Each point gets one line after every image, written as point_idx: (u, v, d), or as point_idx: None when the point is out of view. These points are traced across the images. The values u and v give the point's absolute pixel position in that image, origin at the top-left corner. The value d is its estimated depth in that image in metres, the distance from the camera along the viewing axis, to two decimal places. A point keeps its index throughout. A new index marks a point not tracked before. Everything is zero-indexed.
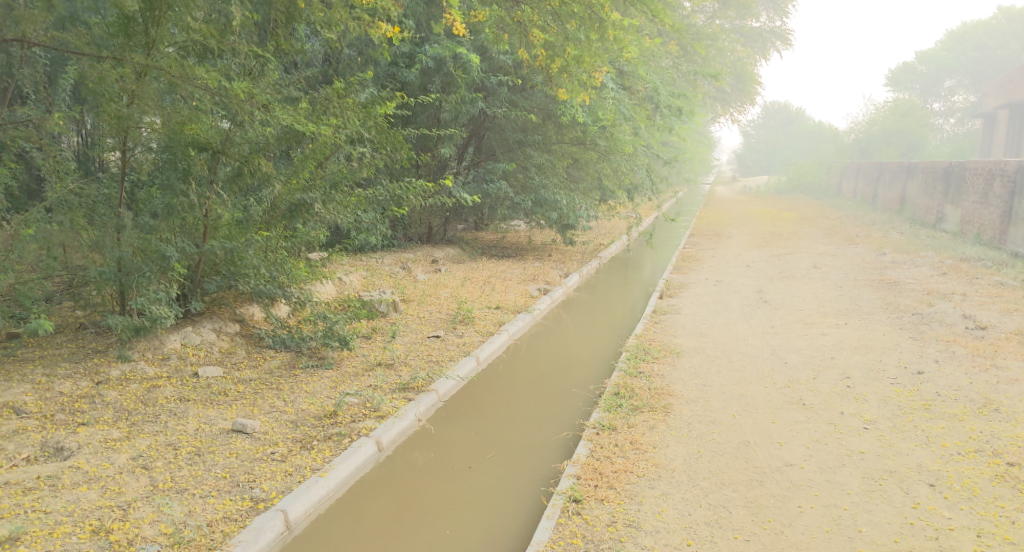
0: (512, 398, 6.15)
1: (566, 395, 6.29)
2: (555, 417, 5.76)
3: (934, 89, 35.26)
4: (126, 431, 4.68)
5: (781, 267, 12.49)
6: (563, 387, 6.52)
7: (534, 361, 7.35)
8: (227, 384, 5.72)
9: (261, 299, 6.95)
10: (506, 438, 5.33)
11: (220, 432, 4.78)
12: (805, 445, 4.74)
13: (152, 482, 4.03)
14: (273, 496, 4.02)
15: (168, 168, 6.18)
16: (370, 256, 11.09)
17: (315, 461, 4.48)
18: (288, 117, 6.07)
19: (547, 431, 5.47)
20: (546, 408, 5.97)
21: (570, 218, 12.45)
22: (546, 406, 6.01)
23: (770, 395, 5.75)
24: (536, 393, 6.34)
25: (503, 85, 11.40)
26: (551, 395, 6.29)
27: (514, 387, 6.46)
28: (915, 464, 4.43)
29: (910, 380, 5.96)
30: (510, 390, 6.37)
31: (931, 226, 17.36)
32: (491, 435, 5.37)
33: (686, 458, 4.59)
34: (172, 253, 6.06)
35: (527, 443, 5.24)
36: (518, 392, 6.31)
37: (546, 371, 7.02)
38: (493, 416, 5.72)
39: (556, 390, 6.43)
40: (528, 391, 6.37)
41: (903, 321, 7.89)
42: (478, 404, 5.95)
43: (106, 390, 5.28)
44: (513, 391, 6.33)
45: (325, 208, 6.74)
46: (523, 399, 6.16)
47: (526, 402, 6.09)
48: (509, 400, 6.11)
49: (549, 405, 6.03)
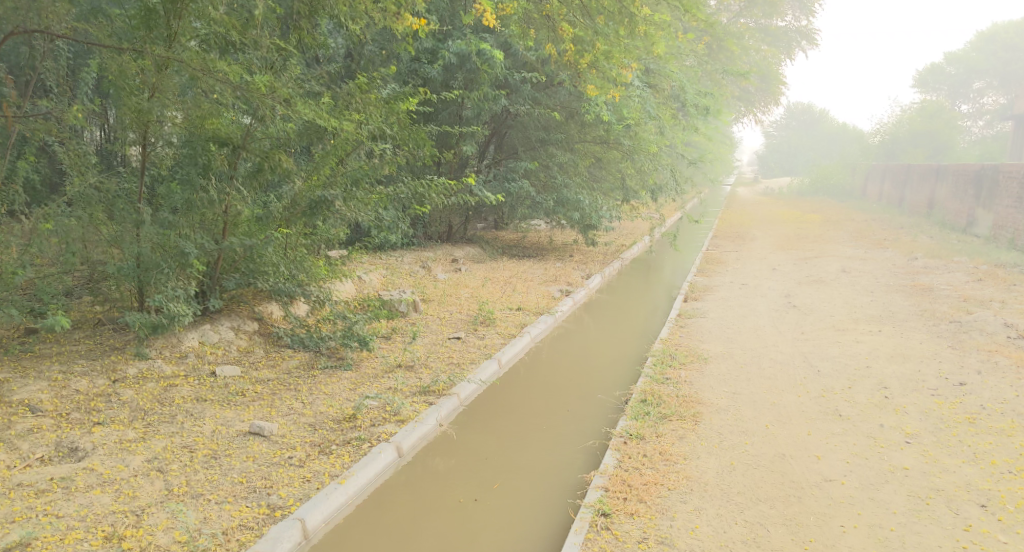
0: (533, 411, 5.81)
1: (589, 408, 5.92)
2: (579, 433, 5.39)
3: (962, 90, 34.51)
4: (142, 432, 4.57)
5: (809, 271, 12.20)
6: (586, 399, 6.15)
7: (555, 368, 7.05)
8: (245, 384, 5.61)
9: (280, 298, 6.83)
10: (527, 456, 4.98)
11: (237, 434, 4.66)
12: (845, 459, 4.52)
13: (167, 486, 3.91)
14: (291, 504, 3.88)
15: (188, 163, 6.08)
16: (390, 255, 10.98)
17: (334, 467, 4.33)
18: (311, 112, 5.89)
19: (570, 448, 5.11)
20: (569, 422, 5.60)
21: (593, 219, 12.27)
22: (569, 420, 5.64)
23: (804, 405, 5.53)
24: (558, 405, 5.97)
25: (527, 83, 11.23)
26: (574, 409, 5.91)
27: (534, 398, 6.10)
28: (964, 482, 4.20)
29: (953, 392, 5.70)
30: (530, 401, 6.02)
31: (961, 230, 16.93)
32: (510, 452, 5.03)
33: (719, 471, 4.39)
34: (191, 249, 5.89)
35: (549, 463, 4.88)
36: (538, 405, 5.96)
37: (568, 382, 6.65)
38: (514, 431, 5.38)
39: (579, 402, 6.07)
40: (550, 403, 6.01)
41: (941, 329, 7.61)
42: (497, 417, 5.62)
43: (122, 389, 5.18)
44: (534, 403, 5.98)
45: (345, 206, 6.67)
46: (545, 411, 5.81)
47: (547, 415, 5.73)
48: (529, 412, 5.77)
49: (572, 419, 5.67)
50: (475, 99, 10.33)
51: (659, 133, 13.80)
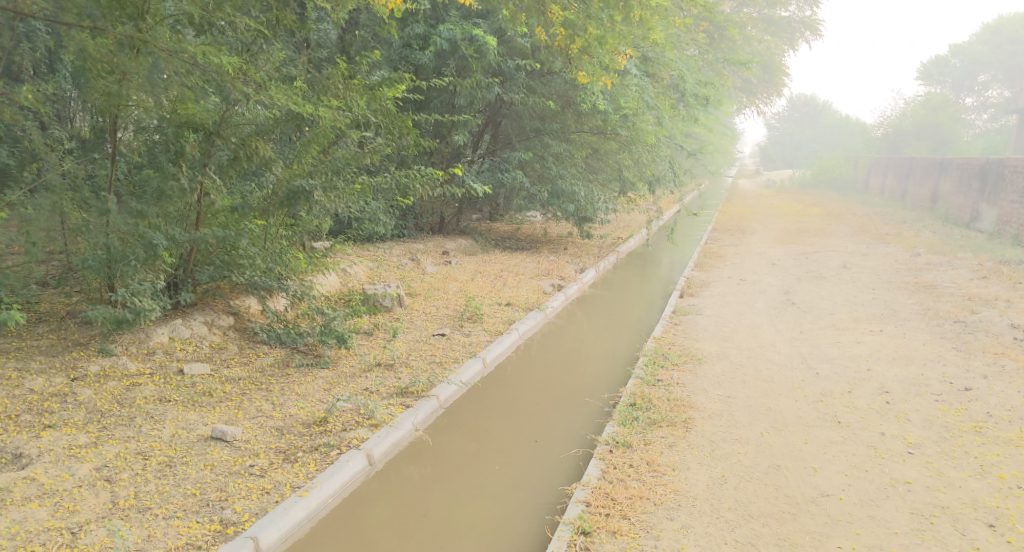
0: (494, 442, 5.02)
1: (559, 440, 5.10)
2: (539, 476, 4.57)
3: (967, 83, 33.94)
4: (95, 436, 4.29)
5: (809, 266, 11.91)
6: (558, 426, 5.35)
7: (530, 381, 6.35)
8: (214, 384, 5.31)
9: (256, 292, 6.49)
10: (473, 510, 4.17)
11: (198, 439, 4.38)
12: (843, 472, 4.24)
13: (112, 499, 3.66)
14: (245, 519, 3.62)
15: (160, 151, 5.79)
16: (379, 246, 10.69)
17: (297, 477, 4.06)
18: (285, 97, 5.64)
19: (527, 499, 4.29)
20: (532, 460, 4.78)
21: (588, 211, 11.98)
22: (532, 457, 4.82)
23: (801, 410, 5.26)
24: (525, 435, 5.16)
25: (522, 70, 10.86)
26: (543, 439, 5.11)
27: (499, 425, 5.31)
28: (970, 499, 3.92)
29: (958, 398, 5.43)
30: (493, 430, 5.22)
31: (965, 225, 16.60)
32: (457, 503, 4.23)
33: (709, 484, 4.11)
34: (160, 241, 5.57)
35: (498, 521, 4.06)
36: (501, 434, 5.16)
37: (541, 400, 5.87)
38: (468, 473, 4.58)
39: (549, 430, 5.28)
40: (516, 432, 5.22)
41: (945, 330, 7.34)
42: (453, 451, 4.84)
43: (80, 388, 4.88)
44: (497, 432, 5.19)
45: (325, 197, 6.33)
46: (507, 443, 5.01)
47: (508, 449, 4.93)
48: (490, 444, 4.98)
49: (536, 455, 4.86)
50: (467, 87, 9.98)
51: (657, 124, 13.47)
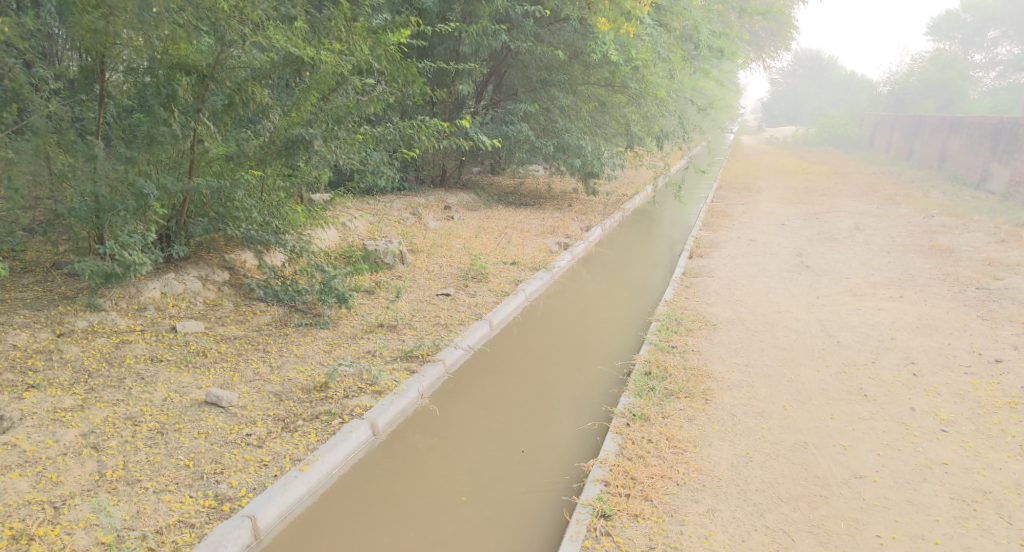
0: (493, 425, 4.58)
1: (548, 452, 4.28)
2: (549, 456, 4.24)
3: (977, 39, 30.97)
4: (82, 399, 4.02)
5: (820, 227, 11.58)
6: (557, 415, 4.75)
7: (525, 364, 5.64)
8: (208, 343, 5.02)
9: (252, 246, 6.16)
10: (449, 536, 3.50)
11: (191, 404, 4.10)
12: (875, 451, 4.03)
13: (99, 470, 3.41)
14: (242, 495, 3.39)
15: (150, 93, 5.30)
16: (379, 199, 10.32)
17: (297, 448, 3.82)
18: (283, 38, 5.26)
19: (537, 480, 4.00)
20: (519, 472, 4.07)
21: (595, 166, 11.58)
22: (522, 465, 4.13)
23: (824, 382, 5.02)
24: (511, 442, 4.38)
25: (530, 18, 10.34)
26: (536, 439, 4.42)
27: (481, 430, 4.51)
28: (1013, 483, 3.74)
29: (988, 371, 5.20)
30: (473, 437, 4.42)
31: (975, 185, 16.19)
32: (427, 533, 3.52)
33: (734, 462, 3.89)
34: (150, 191, 5.23)
35: (497, 519, 3.66)
36: (481, 443, 4.36)
37: (536, 387, 5.19)
38: (446, 484, 3.93)
39: (541, 428, 4.56)
40: (502, 435, 4.46)
41: (968, 297, 7.08)
42: (442, 444, 4.32)
43: (66, 345, 4.59)
44: (479, 437, 4.43)
45: (326, 146, 5.95)
46: (508, 426, 4.58)
47: (486, 469, 4.09)
48: (475, 445, 4.33)
49: (542, 435, 4.48)
50: (473, 34, 9.52)
51: (667, 77, 12.94)
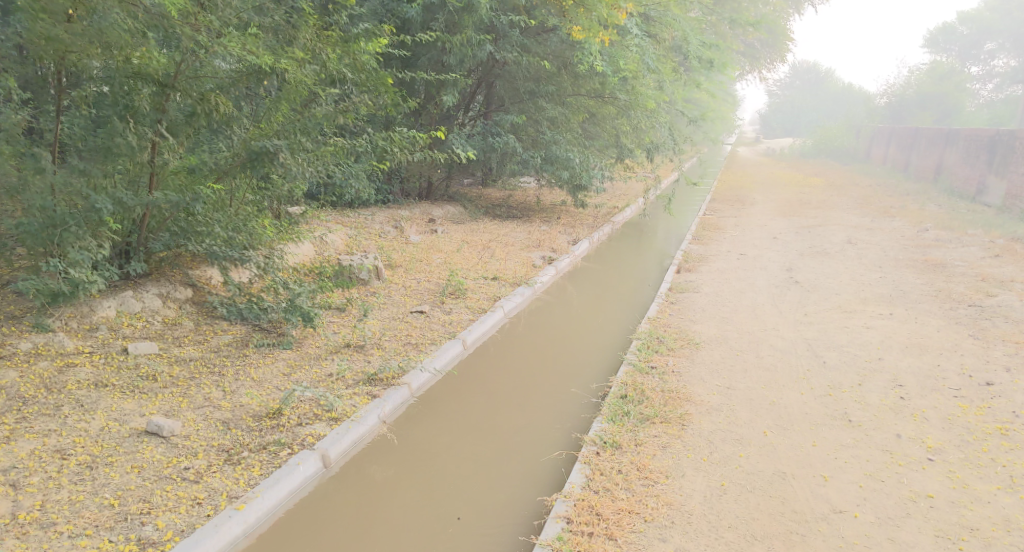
0: (455, 454, 4.34)
1: (502, 495, 3.94)
2: (510, 490, 3.99)
3: (974, 51, 30.76)
4: (10, 430, 3.77)
5: (812, 241, 11.35)
6: (524, 443, 4.50)
7: (497, 389, 5.35)
8: (160, 366, 4.76)
9: (217, 263, 5.85)
10: None
11: (129, 434, 3.85)
12: (857, 483, 3.78)
13: (12, 511, 3.16)
14: (167, 539, 3.14)
15: (107, 105, 5.06)
16: (361, 212, 10.09)
17: (236, 484, 3.57)
18: (238, 45, 5.04)
19: (495, 517, 3.74)
20: (476, 507, 3.81)
21: (583, 178, 11.35)
22: (480, 499, 3.89)
23: (807, 406, 4.77)
24: (472, 473, 4.13)
25: (516, 28, 10.16)
26: (498, 471, 4.18)
27: (439, 462, 4.24)
28: (1002, 519, 3.49)
29: (978, 394, 4.95)
30: (432, 468, 4.17)
31: (971, 198, 15.97)
32: None
33: (707, 496, 3.64)
34: (104, 206, 4.89)
35: None
36: (434, 481, 4.04)
37: (505, 412, 4.94)
38: (398, 519, 3.68)
39: (505, 458, 4.32)
40: (464, 466, 4.21)
41: (960, 314, 6.85)
42: (401, 476, 4.07)
43: (4, 369, 4.33)
44: (438, 467, 4.18)
45: (292, 159, 5.57)
46: (470, 456, 4.33)
47: (439, 506, 3.82)
48: (434, 476, 4.08)
49: (506, 465, 4.24)
50: (456, 44, 9.33)
51: (657, 88, 12.75)
